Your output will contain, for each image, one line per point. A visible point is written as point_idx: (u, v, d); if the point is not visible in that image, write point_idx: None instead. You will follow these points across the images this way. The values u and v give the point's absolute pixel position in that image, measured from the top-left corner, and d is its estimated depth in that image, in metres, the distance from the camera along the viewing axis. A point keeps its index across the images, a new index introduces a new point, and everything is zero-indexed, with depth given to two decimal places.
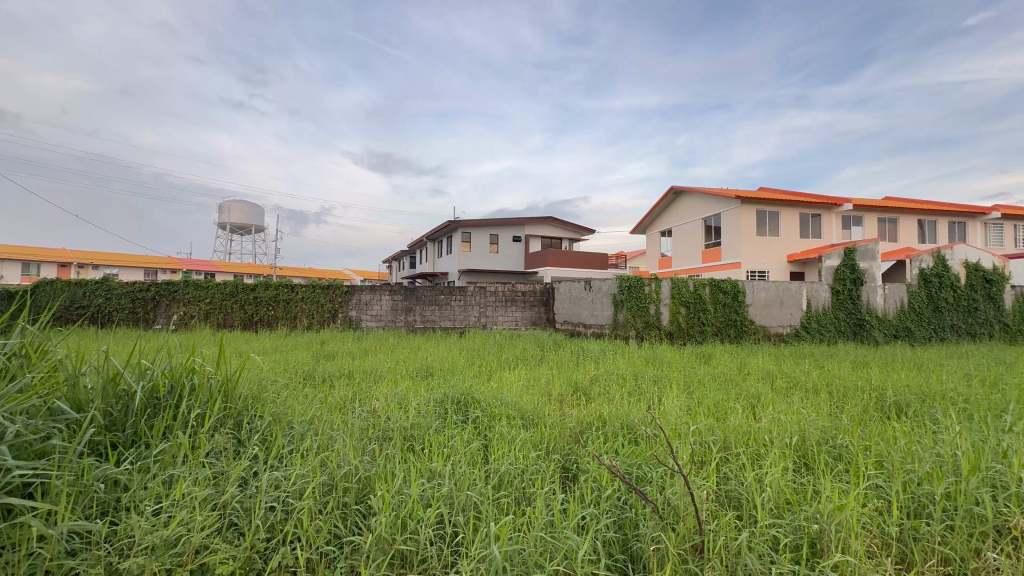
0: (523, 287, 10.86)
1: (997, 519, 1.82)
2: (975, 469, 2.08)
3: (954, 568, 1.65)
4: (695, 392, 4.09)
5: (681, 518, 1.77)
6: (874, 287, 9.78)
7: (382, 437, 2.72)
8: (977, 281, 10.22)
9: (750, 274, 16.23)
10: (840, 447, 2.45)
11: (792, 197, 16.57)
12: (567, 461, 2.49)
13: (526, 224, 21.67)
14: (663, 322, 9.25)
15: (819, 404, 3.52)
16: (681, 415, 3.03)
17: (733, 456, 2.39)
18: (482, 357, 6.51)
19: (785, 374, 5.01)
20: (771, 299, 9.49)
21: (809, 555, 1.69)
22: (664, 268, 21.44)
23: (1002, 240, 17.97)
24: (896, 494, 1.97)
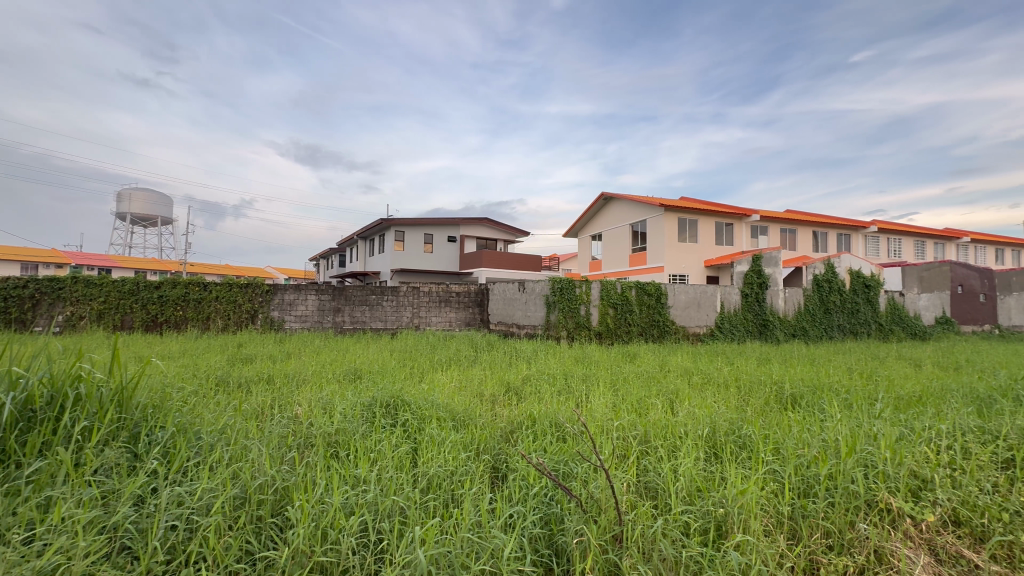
0: (457, 287, 10.79)
1: (868, 493, 2.09)
2: (851, 451, 2.38)
3: (833, 540, 1.87)
4: (620, 389, 4.30)
5: (602, 510, 1.85)
6: (777, 291, 10.81)
7: (303, 445, 2.58)
8: (859, 286, 11.64)
9: (672, 278, 17.32)
10: (744, 436, 2.69)
11: (709, 207, 17.90)
12: (497, 460, 2.51)
13: (461, 224, 21.50)
14: (593, 322, 9.61)
15: (728, 398, 3.84)
16: (606, 411, 3.18)
17: (652, 449, 2.54)
18: (415, 358, 6.39)
19: (699, 370, 5.43)
20: (690, 301, 10.19)
21: (715, 537, 1.84)
22: (594, 270, 22.27)
23: (878, 251, 20.64)
24: (788, 476, 2.20)
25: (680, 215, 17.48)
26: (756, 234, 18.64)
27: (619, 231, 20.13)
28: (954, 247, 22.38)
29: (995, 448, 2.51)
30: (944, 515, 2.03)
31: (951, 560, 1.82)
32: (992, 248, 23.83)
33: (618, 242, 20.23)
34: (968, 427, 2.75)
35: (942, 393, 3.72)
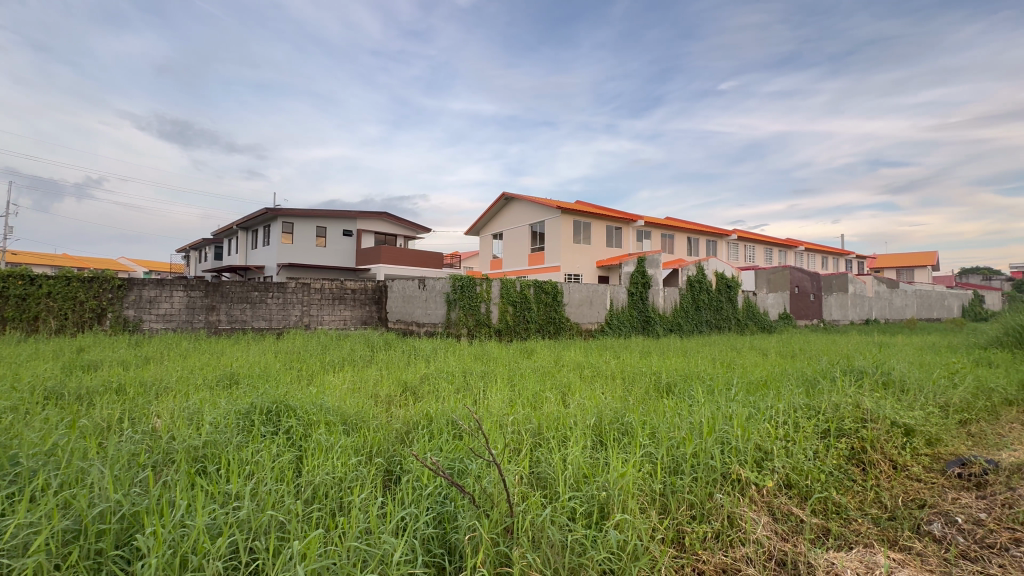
0: (352, 284, 10.25)
1: (723, 466, 2.40)
2: (711, 431, 2.71)
3: (695, 510, 2.12)
4: (517, 384, 4.43)
5: (494, 504, 1.89)
6: (658, 290, 11.96)
7: (161, 463, 2.25)
8: (723, 286, 13.30)
9: (567, 277, 18.24)
10: (626, 423, 2.93)
11: (601, 211, 19.14)
12: (391, 463, 2.44)
13: (358, 218, 20.34)
14: (493, 320, 9.76)
15: (614, 388, 4.16)
16: (502, 406, 3.25)
17: (544, 440, 2.66)
18: (303, 360, 5.92)
19: (589, 364, 5.80)
20: (583, 299, 10.82)
21: (598, 519, 1.97)
22: (495, 269, 22.61)
23: (738, 256, 23.80)
24: (662, 457, 2.43)
25: (576, 217, 18.46)
26: (641, 238, 20.36)
27: (519, 231, 20.67)
28: (793, 254, 26.63)
29: (817, 421, 3.03)
30: (779, 480, 2.41)
31: (784, 518, 2.17)
32: (819, 256, 28.77)
33: (518, 241, 20.77)
34: (800, 405, 3.28)
35: (780, 378, 4.41)
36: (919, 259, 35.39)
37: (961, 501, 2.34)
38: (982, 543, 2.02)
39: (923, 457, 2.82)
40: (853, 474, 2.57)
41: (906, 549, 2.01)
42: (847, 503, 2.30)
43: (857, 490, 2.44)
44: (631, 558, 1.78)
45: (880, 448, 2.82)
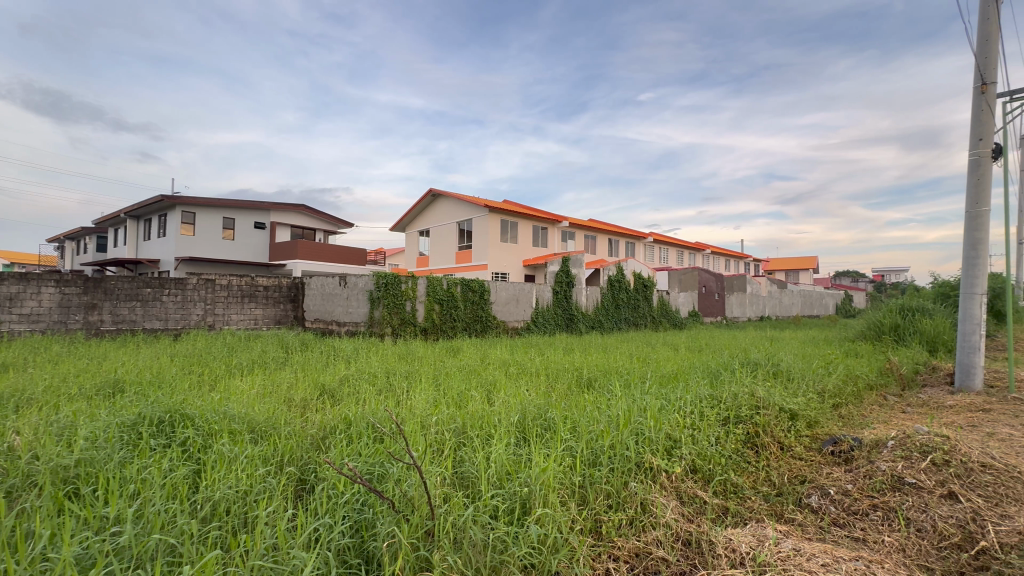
0: (264, 281, 9.51)
1: (637, 456, 2.54)
2: (627, 423, 2.86)
3: (611, 500, 2.22)
4: (442, 383, 4.38)
5: (415, 507, 1.84)
6: (581, 288, 12.45)
7: (19, 488, 1.93)
8: (641, 286, 14.11)
9: (495, 276, 18.36)
10: (548, 419, 2.99)
11: (528, 211, 19.45)
12: (305, 471, 2.29)
13: (272, 210, 18.92)
14: (418, 318, 9.55)
15: (538, 385, 4.25)
16: (425, 407, 3.18)
17: (468, 439, 2.64)
18: (205, 363, 5.38)
19: (515, 361, 5.88)
20: (510, 297, 10.94)
21: (520, 515, 2.00)
22: (421, 266, 22.16)
23: (653, 257, 25.39)
24: (581, 450, 2.52)
25: (504, 217, 18.62)
26: (565, 239, 21.02)
27: (447, 229, 20.43)
28: (700, 256, 28.94)
29: (719, 410, 3.30)
30: (687, 466, 2.60)
31: (690, 500, 2.34)
32: (723, 259, 31.55)
33: (445, 239, 20.52)
34: (705, 396, 3.57)
35: (688, 370, 4.77)
36: (803, 262, 40.09)
37: (833, 475, 2.67)
38: (848, 510, 2.33)
39: (804, 437, 3.19)
40: (748, 456, 2.84)
41: (790, 520, 2.26)
42: (743, 483, 2.53)
43: (752, 471, 2.70)
44: (551, 550, 1.83)
45: (770, 431, 3.15)
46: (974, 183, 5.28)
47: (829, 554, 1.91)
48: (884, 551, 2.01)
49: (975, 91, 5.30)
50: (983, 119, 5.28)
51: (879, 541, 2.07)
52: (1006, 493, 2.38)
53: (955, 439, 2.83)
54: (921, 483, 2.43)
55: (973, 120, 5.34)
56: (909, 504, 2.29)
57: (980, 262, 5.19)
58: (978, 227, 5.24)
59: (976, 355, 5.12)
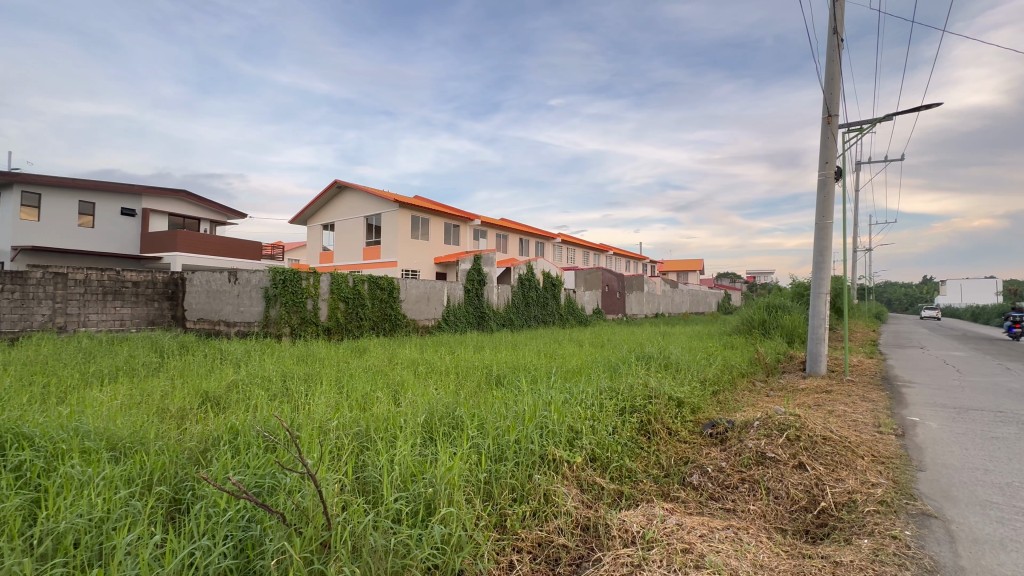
0: (134, 276, 8.32)
1: (541, 449, 2.62)
2: (532, 417, 2.94)
3: (516, 493, 2.28)
4: (345, 386, 4.16)
5: (309, 519, 1.73)
6: (492, 287, 12.59)
7: None
8: (550, 284, 14.61)
9: (405, 273, 17.87)
10: (456, 417, 2.98)
11: (439, 208, 19.18)
12: (179, 490, 2.03)
13: (144, 194, 16.60)
14: (321, 317, 8.99)
15: (447, 384, 4.21)
16: (325, 411, 3.00)
17: (372, 443, 2.53)
18: (51, 372, 4.55)
19: (425, 360, 5.78)
20: (420, 295, 10.73)
21: (424, 516, 1.97)
22: (325, 262, 20.86)
23: (561, 258, 26.46)
24: (488, 447, 2.54)
25: (414, 213, 18.20)
26: (477, 237, 21.10)
27: (353, 223, 19.46)
28: (604, 258, 30.78)
29: (618, 401, 3.51)
30: (587, 455, 2.74)
31: (589, 488, 2.48)
32: (624, 259, 33.85)
33: (351, 233, 19.53)
34: (604, 388, 3.80)
35: (591, 365, 5.04)
36: (690, 265, 44.42)
37: (711, 454, 2.99)
38: (722, 484, 2.62)
39: (689, 422, 3.54)
40: (640, 442, 3.08)
41: (675, 498, 2.50)
42: (636, 468, 2.74)
43: (644, 455, 2.93)
44: (455, 549, 1.83)
45: (660, 418, 3.44)
46: (822, 199, 6.22)
47: (705, 526, 2.13)
48: (749, 518, 2.29)
49: (824, 121, 6.24)
50: (828, 145, 6.23)
51: (746, 510, 2.36)
52: (839, 461, 2.85)
53: (803, 417, 3.31)
54: (779, 457, 2.80)
55: (821, 145, 6.29)
56: (769, 476, 2.64)
57: (825, 266, 6.13)
58: (825, 237, 6.17)
59: (821, 345, 6.03)
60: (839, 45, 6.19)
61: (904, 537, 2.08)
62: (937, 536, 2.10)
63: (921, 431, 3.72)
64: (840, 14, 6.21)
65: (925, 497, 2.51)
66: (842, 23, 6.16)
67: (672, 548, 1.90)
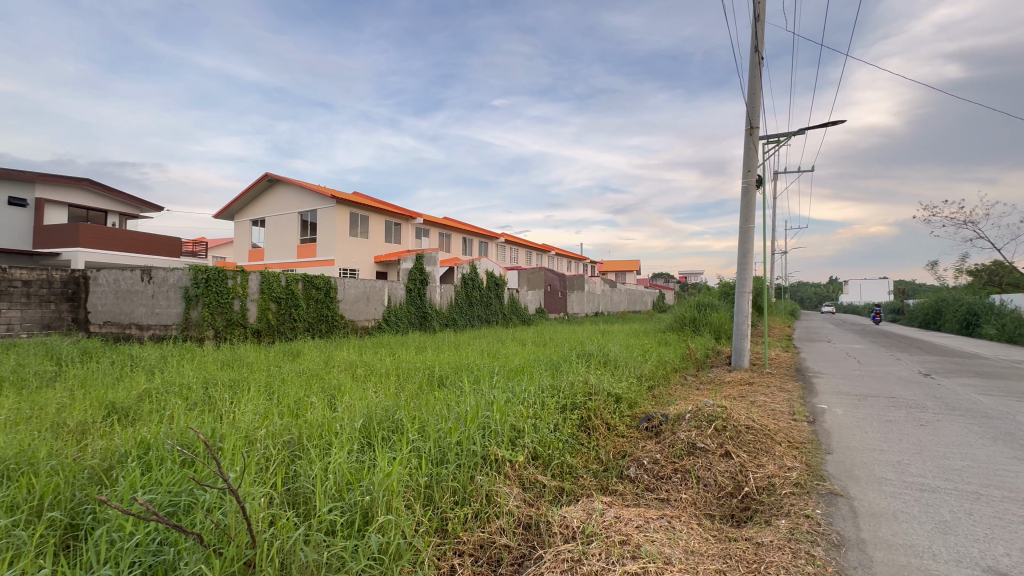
0: (26, 275, 7.36)
1: (484, 449, 2.60)
2: (474, 419, 2.90)
3: (458, 496, 2.24)
4: (276, 392, 3.91)
5: (231, 538, 1.60)
6: (434, 286, 12.39)
7: None
8: (493, 284, 14.62)
9: (342, 272, 17.15)
10: (395, 421, 2.89)
11: (379, 205, 18.60)
12: (76, 514, 1.80)
13: (37, 182, 14.77)
14: (249, 319, 8.39)
15: (387, 386, 4.07)
16: (253, 419, 2.81)
17: (304, 452, 2.39)
18: None
19: (364, 363, 5.56)
20: (359, 295, 10.34)
21: (361, 526, 1.89)
22: (254, 260, 19.57)
23: (505, 258, 26.62)
24: (428, 450, 2.49)
25: (353, 210, 17.52)
26: (420, 236, 20.70)
27: (286, 219, 18.41)
28: (547, 258, 31.32)
29: (560, 400, 3.56)
30: (529, 453, 2.75)
31: (531, 486, 2.49)
32: (565, 260, 34.64)
33: (284, 230, 18.47)
34: (547, 387, 3.84)
35: (533, 364, 5.09)
36: (627, 266, 46.33)
37: (646, 447, 3.11)
38: (657, 475, 2.74)
39: (626, 417, 3.67)
40: (580, 438, 3.15)
41: (614, 491, 2.58)
42: (576, 464, 2.79)
43: (584, 451, 3.00)
44: (393, 558, 1.76)
45: (599, 414, 3.53)
46: (745, 205, 6.68)
47: (642, 517, 2.20)
48: (682, 506, 2.41)
49: (746, 132, 6.71)
50: (750, 155, 6.71)
51: (678, 498, 2.48)
52: (760, 448, 3.07)
53: (729, 409, 3.53)
54: (708, 447, 2.96)
55: (744, 155, 6.76)
56: (699, 465, 2.78)
57: (748, 267, 6.59)
58: (747, 240, 6.64)
59: (744, 340, 6.48)
60: (760, 62, 6.67)
61: (816, 515, 2.28)
62: (842, 512, 2.32)
63: (829, 417, 4.09)
64: (760, 33, 6.70)
65: (832, 477, 2.76)
66: (762, 42, 6.65)
67: (611, 541, 1.95)
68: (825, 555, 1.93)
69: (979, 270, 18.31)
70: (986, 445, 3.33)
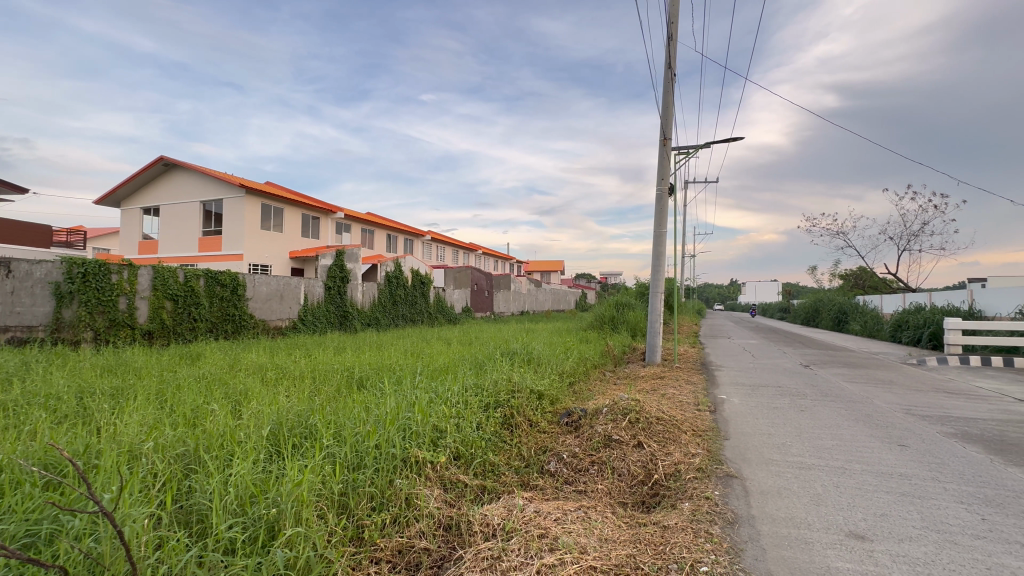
0: None
1: (403, 452, 2.53)
2: (394, 420, 2.81)
3: (375, 501, 2.16)
4: (170, 399, 3.51)
5: (107, 568, 1.41)
6: (355, 284, 11.90)
7: None
8: (418, 282, 14.32)
9: (252, 268, 15.87)
10: (309, 426, 2.72)
11: (295, 197, 17.45)
12: None
13: None
14: (139, 319, 7.48)
15: (301, 390, 3.83)
16: (139, 431, 2.50)
17: (200, 465, 2.17)
18: None
19: (276, 365, 5.18)
20: (272, 293, 9.64)
21: (266, 540, 1.75)
22: (145, 254, 17.51)
23: (430, 256, 26.21)
24: (344, 455, 2.37)
25: (265, 201, 16.28)
26: (340, 231, 19.71)
27: (185, 208, 16.67)
28: (474, 257, 31.33)
29: (483, 399, 3.56)
30: (451, 454, 2.72)
31: (452, 486, 2.47)
32: (492, 259, 34.83)
33: (182, 221, 16.71)
34: (470, 386, 3.83)
35: (457, 363, 5.04)
36: (552, 266, 47.66)
37: (566, 442, 3.21)
38: (575, 469, 2.83)
39: (548, 413, 3.76)
40: (503, 436, 3.18)
41: (534, 486, 2.64)
42: (498, 461, 2.81)
43: (506, 448, 3.03)
44: (302, 574, 1.66)
45: (522, 411, 3.59)
46: (658, 211, 7.14)
47: (560, 510, 2.27)
48: (598, 496, 2.52)
49: (660, 143, 7.17)
50: (663, 164, 7.19)
51: (595, 489, 2.59)
52: (669, 437, 3.30)
53: (642, 402, 3.75)
54: (622, 438, 3.12)
55: (658, 164, 7.22)
56: (615, 456, 2.92)
57: (660, 269, 7.06)
58: (660, 244, 7.11)
59: (656, 337, 6.95)
60: (672, 79, 7.17)
61: (714, 496, 2.49)
62: (736, 492, 2.56)
63: (727, 406, 4.51)
64: (673, 52, 7.20)
65: (729, 461, 3.04)
66: (674, 60, 7.15)
67: (530, 535, 1.98)
68: (721, 532, 2.12)
69: (848, 273, 21.18)
70: (850, 425, 3.86)
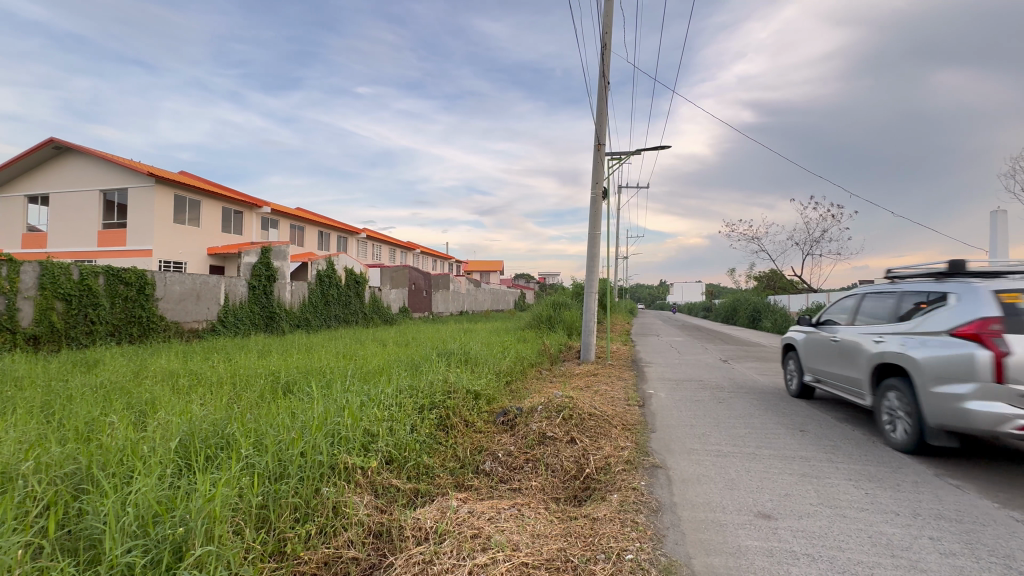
0: None
1: (331, 459, 2.41)
2: (321, 426, 2.67)
3: (300, 512, 2.05)
4: (60, 412, 3.11)
5: None
6: (284, 283, 11.23)
7: None
8: (353, 282, 13.77)
9: (163, 265, 14.48)
10: (226, 435, 2.52)
11: (214, 189, 16.15)
12: None
13: None
14: (22, 322, 6.58)
15: (218, 397, 3.53)
16: (17, 450, 2.18)
17: (93, 486, 1.94)
18: None
19: (190, 371, 4.75)
20: (186, 292, 8.84)
21: (172, 563, 1.60)
22: (30, 248, 15.44)
23: (366, 254, 25.32)
24: (265, 465, 2.22)
25: (179, 192, 14.93)
26: (266, 227, 18.51)
27: (81, 198, 14.88)
28: (412, 256, 30.71)
29: (418, 400, 3.48)
30: (382, 458, 2.64)
31: (384, 491, 2.40)
32: (430, 259, 34.31)
33: (77, 212, 14.91)
34: (404, 388, 3.73)
35: (392, 364, 4.91)
36: (491, 266, 47.84)
37: (502, 440, 3.23)
38: (510, 467, 2.85)
39: (484, 412, 3.76)
40: (439, 437, 3.13)
41: (468, 486, 2.62)
42: (433, 463, 2.77)
43: (442, 450, 2.99)
44: None
45: (458, 412, 3.55)
46: (593, 213, 7.38)
47: (494, 509, 2.27)
48: (531, 493, 2.55)
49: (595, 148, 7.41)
50: (598, 169, 7.44)
51: (528, 486, 2.62)
52: (600, 432, 3.42)
53: (576, 399, 3.85)
54: (556, 435, 3.18)
55: (593, 168, 7.45)
56: (549, 453, 2.98)
57: (595, 270, 7.29)
58: (595, 245, 7.35)
59: (591, 336, 7.18)
60: (606, 87, 7.43)
61: (641, 486, 2.62)
62: (660, 481, 2.70)
63: (655, 400, 4.76)
64: (607, 61, 7.46)
65: (655, 452, 3.21)
66: (608, 69, 7.42)
67: (463, 536, 1.97)
68: (646, 521, 2.22)
69: (762, 275, 23.10)
70: (760, 414, 4.21)
